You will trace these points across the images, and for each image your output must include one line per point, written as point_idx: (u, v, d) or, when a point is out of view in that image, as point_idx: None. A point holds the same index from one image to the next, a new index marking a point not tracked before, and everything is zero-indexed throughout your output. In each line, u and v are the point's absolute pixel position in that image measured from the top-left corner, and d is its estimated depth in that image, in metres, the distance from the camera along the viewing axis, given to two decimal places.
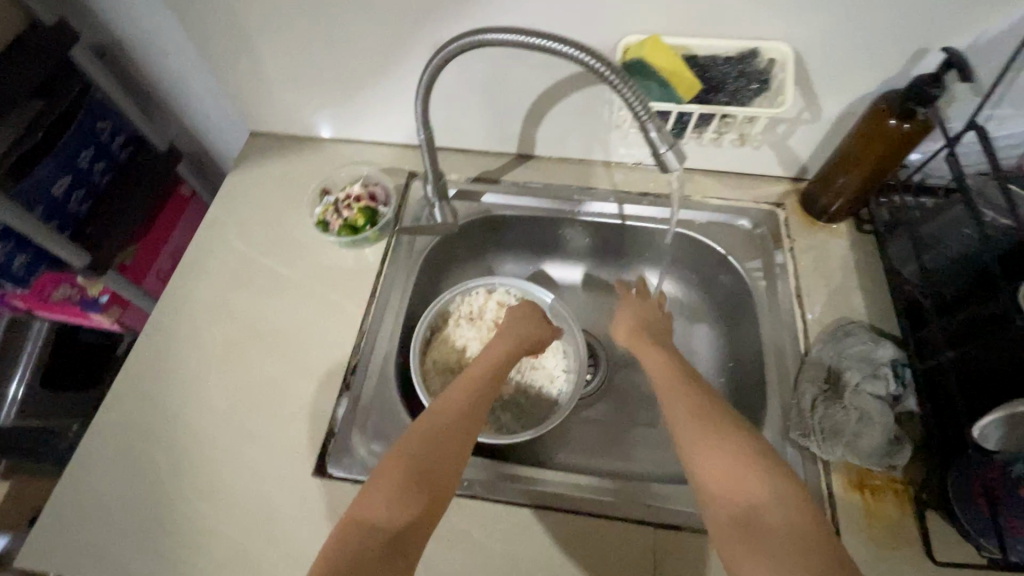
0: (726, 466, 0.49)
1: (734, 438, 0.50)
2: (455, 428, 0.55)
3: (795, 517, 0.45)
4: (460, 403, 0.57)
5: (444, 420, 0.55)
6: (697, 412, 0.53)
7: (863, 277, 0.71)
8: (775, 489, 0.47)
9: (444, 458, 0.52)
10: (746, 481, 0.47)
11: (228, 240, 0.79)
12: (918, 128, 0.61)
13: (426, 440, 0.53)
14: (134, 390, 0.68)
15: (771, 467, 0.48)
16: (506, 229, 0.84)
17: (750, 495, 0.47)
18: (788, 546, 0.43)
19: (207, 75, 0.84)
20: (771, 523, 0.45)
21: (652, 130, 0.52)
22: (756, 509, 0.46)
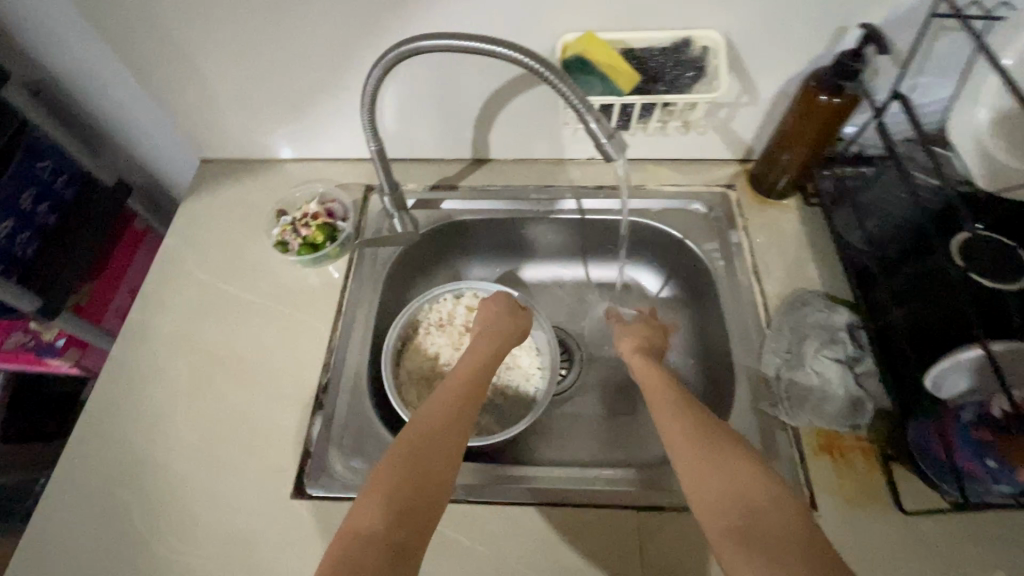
0: (725, 472, 0.50)
1: (733, 449, 0.52)
2: (446, 429, 0.54)
3: (793, 521, 0.45)
4: (447, 405, 0.57)
5: (434, 421, 0.55)
6: (694, 424, 0.55)
7: (814, 248, 0.74)
8: (774, 495, 0.48)
9: (440, 458, 0.51)
10: (744, 485, 0.49)
11: (186, 269, 0.78)
12: (846, 102, 0.64)
13: (418, 442, 0.52)
14: (98, 431, 0.65)
15: (770, 476, 0.49)
16: (469, 234, 0.85)
17: (749, 497, 0.48)
18: (785, 545, 0.43)
19: (150, 106, 0.83)
20: (769, 525, 0.45)
21: (592, 122, 0.54)
22: (753, 513, 0.47)
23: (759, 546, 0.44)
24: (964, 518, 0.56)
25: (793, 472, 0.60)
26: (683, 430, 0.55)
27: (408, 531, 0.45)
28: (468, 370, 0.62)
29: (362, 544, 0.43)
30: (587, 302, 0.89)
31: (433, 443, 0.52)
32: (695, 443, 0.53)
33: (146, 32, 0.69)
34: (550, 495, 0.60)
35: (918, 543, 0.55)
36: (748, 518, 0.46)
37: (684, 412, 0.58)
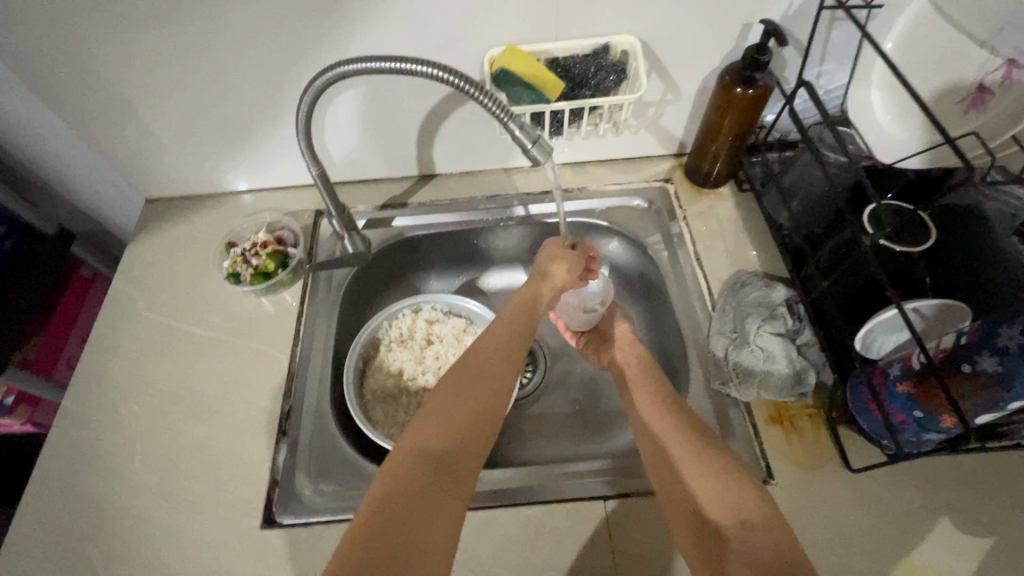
0: (717, 486, 0.51)
1: (727, 463, 0.52)
2: (493, 369, 0.58)
3: (780, 534, 0.45)
4: (487, 373, 0.58)
5: (479, 365, 0.58)
6: (689, 435, 0.56)
7: (750, 231, 0.78)
8: (764, 508, 0.48)
9: (486, 400, 0.55)
10: (735, 498, 0.49)
11: (136, 312, 0.77)
12: (760, 92, 0.68)
13: (466, 385, 0.56)
14: (52, 486, 0.63)
15: (758, 489, 0.50)
16: (422, 249, 0.86)
17: (741, 511, 0.48)
18: (773, 562, 0.43)
19: (86, 151, 0.81)
20: (757, 540, 0.45)
21: (516, 129, 0.56)
22: (745, 527, 0.47)
23: (748, 562, 0.44)
24: (907, 468, 0.60)
25: (748, 444, 0.62)
26: (678, 438, 0.56)
27: (460, 461, 0.50)
28: (503, 335, 0.62)
29: (417, 471, 0.48)
30: None
31: (479, 386, 0.56)
32: (690, 454, 0.54)
33: (75, 79, 0.68)
34: (520, 494, 0.62)
35: (867, 497, 0.58)
36: (739, 533, 0.47)
37: (678, 420, 0.59)
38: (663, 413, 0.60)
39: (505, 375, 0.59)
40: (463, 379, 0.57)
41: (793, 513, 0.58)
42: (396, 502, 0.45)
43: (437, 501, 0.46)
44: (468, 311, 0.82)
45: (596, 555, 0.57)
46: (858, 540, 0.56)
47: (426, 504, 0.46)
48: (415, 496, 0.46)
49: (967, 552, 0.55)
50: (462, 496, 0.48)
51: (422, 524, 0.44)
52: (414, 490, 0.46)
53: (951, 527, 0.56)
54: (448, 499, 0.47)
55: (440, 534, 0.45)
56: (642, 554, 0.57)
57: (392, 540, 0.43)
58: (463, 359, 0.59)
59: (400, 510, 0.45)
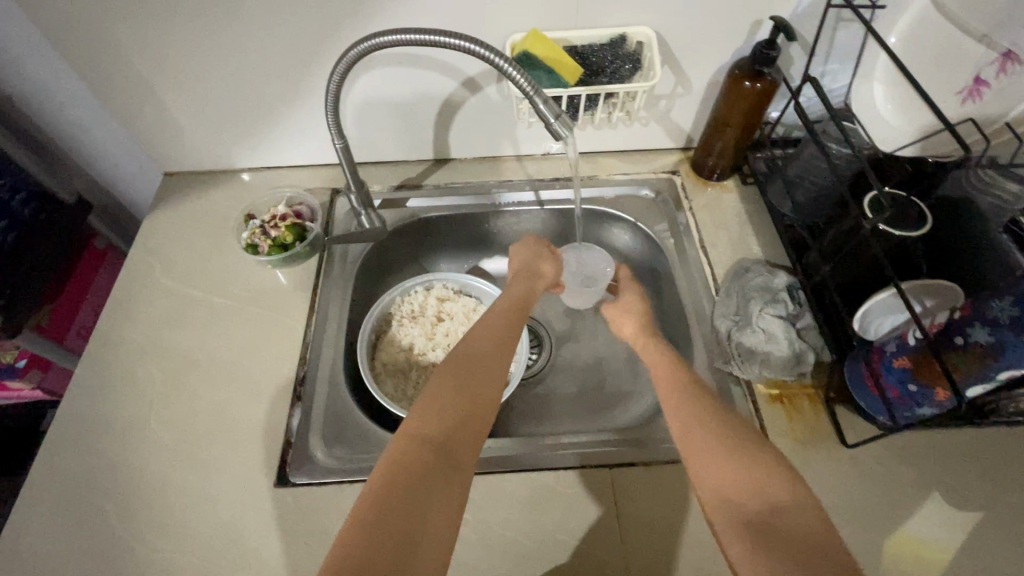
0: (743, 467, 0.49)
1: (753, 446, 0.51)
2: (491, 362, 0.59)
3: (815, 520, 0.45)
4: (483, 364, 0.58)
5: (478, 359, 0.59)
6: (712, 420, 0.54)
7: (754, 222, 0.81)
8: (794, 491, 0.47)
9: (482, 394, 0.56)
10: (761, 482, 0.48)
11: (154, 280, 0.78)
12: (768, 86, 0.71)
13: (465, 378, 0.56)
14: (67, 441, 0.64)
15: (785, 466, 0.49)
16: (435, 230, 0.88)
17: (770, 492, 0.47)
18: (810, 551, 0.43)
19: (110, 121, 0.83)
20: (787, 523, 0.45)
21: (540, 104, 0.58)
22: (772, 507, 0.47)
23: (778, 547, 0.44)
24: (901, 445, 0.62)
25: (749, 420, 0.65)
26: (698, 426, 0.54)
27: (460, 451, 0.50)
28: (495, 329, 0.64)
29: (419, 463, 0.48)
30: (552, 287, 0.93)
31: (475, 380, 0.56)
32: (715, 442, 0.52)
33: (106, 49, 0.70)
34: (529, 461, 0.63)
35: (862, 472, 0.61)
36: (768, 518, 0.46)
37: (698, 403, 0.56)
38: (682, 395, 0.58)
39: (498, 368, 0.59)
40: (461, 368, 0.57)
41: None
42: (397, 491, 0.45)
43: (438, 489, 0.46)
44: (478, 290, 0.84)
45: (602, 518, 0.59)
46: (854, 511, 0.59)
47: (426, 489, 0.46)
48: (417, 483, 0.46)
49: (956, 525, 0.57)
50: (462, 483, 0.48)
51: (425, 517, 0.44)
52: (417, 478, 0.46)
53: (941, 501, 0.59)
54: (447, 490, 0.47)
55: (440, 524, 0.45)
56: (645, 519, 0.59)
57: (396, 526, 0.43)
58: (460, 354, 0.59)
59: (402, 496, 0.45)
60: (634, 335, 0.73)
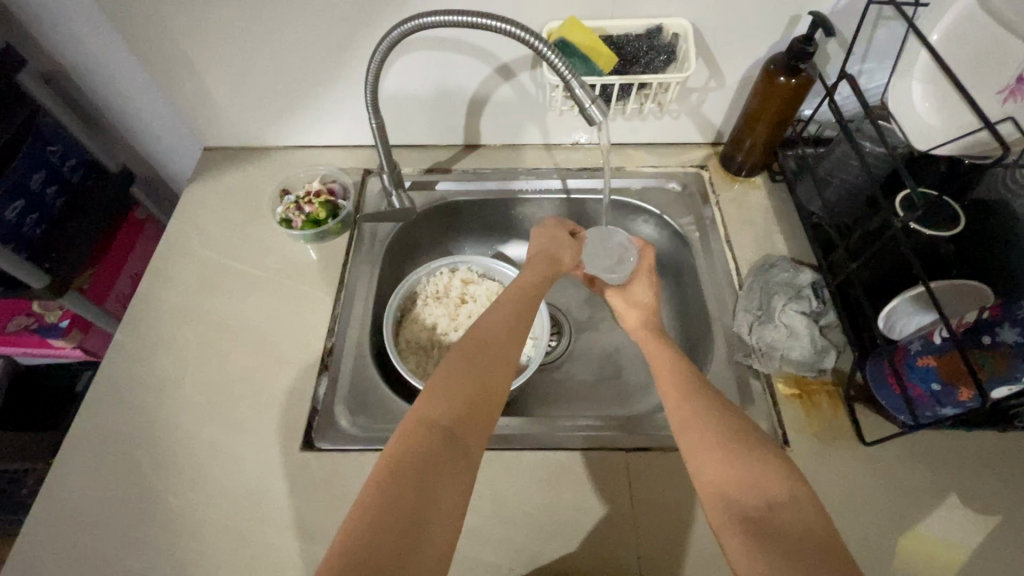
0: (745, 465, 0.49)
1: (753, 442, 0.51)
2: (500, 348, 0.58)
3: (812, 516, 0.45)
4: (491, 351, 0.57)
5: (489, 346, 0.58)
6: (713, 415, 0.54)
7: (780, 219, 0.81)
8: (793, 492, 0.47)
9: (493, 382, 0.55)
10: (759, 478, 0.48)
11: (192, 249, 0.81)
12: (802, 82, 0.71)
13: (476, 365, 0.55)
14: (107, 396, 0.68)
15: (783, 464, 0.49)
16: (461, 214, 0.90)
17: (768, 489, 0.47)
18: (806, 546, 0.43)
19: (155, 95, 0.86)
20: (783, 522, 0.45)
21: (577, 88, 0.59)
22: (770, 505, 0.47)
23: (776, 543, 0.44)
24: (920, 445, 0.62)
25: (766, 413, 0.65)
26: (699, 422, 0.53)
27: (468, 439, 0.49)
28: (505, 316, 0.63)
29: (427, 450, 0.47)
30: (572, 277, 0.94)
31: (483, 365, 0.56)
32: (716, 438, 0.52)
33: (157, 24, 0.73)
34: (549, 440, 0.65)
35: (878, 469, 0.61)
36: (764, 514, 0.46)
37: (701, 399, 0.56)
38: (687, 391, 0.57)
39: (511, 355, 0.58)
40: (470, 353, 0.57)
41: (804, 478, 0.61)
42: (405, 476, 0.45)
43: (448, 474, 0.46)
44: (504, 276, 0.86)
45: (616, 499, 0.60)
46: (868, 507, 0.59)
47: (436, 474, 0.45)
48: (426, 468, 0.46)
49: (972, 526, 0.57)
50: (473, 469, 0.48)
51: (431, 503, 0.44)
52: (426, 464, 0.46)
53: (958, 503, 0.59)
54: (454, 477, 0.46)
55: (448, 511, 0.44)
56: (658, 502, 0.60)
57: (405, 510, 0.42)
58: (471, 340, 0.58)
59: (411, 482, 0.44)
60: (635, 327, 0.75)
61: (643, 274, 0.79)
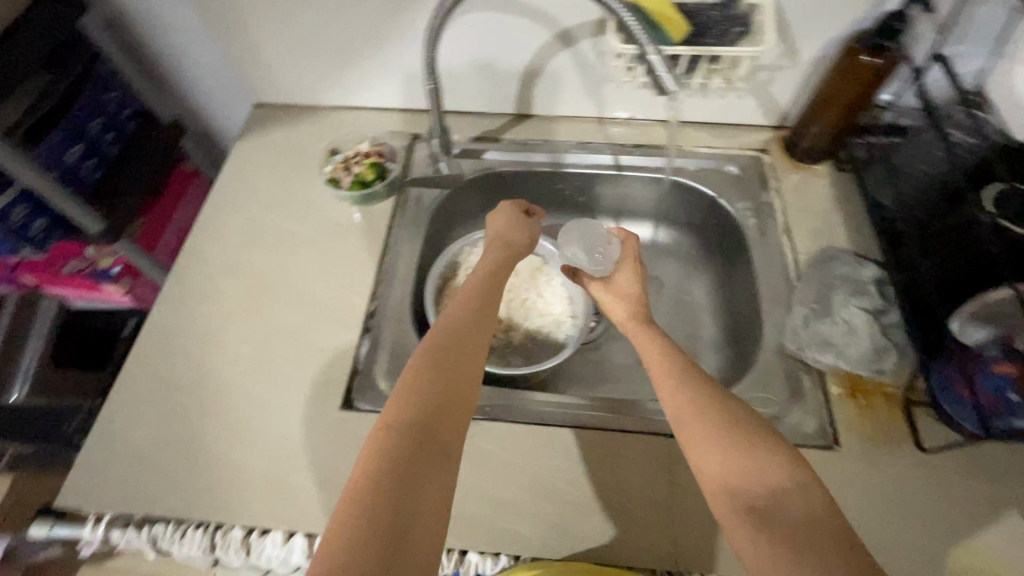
0: (744, 454, 0.46)
1: (750, 428, 0.48)
2: (473, 326, 0.56)
3: (819, 503, 0.43)
4: (463, 329, 0.55)
5: (462, 330, 0.55)
6: (709, 404, 0.50)
7: (845, 210, 0.77)
8: (796, 480, 0.44)
9: (467, 369, 0.52)
10: (761, 465, 0.45)
11: (240, 204, 0.81)
12: (888, 63, 0.66)
13: (448, 353, 0.52)
14: (157, 342, 0.69)
15: (784, 448, 0.47)
16: (507, 185, 0.88)
17: (771, 475, 0.45)
18: (813, 536, 0.41)
19: (210, 47, 0.86)
20: (791, 512, 0.43)
21: (652, 55, 0.57)
22: (775, 494, 0.44)
23: (782, 531, 0.42)
24: (981, 456, 0.59)
25: (816, 409, 0.63)
26: (694, 411, 0.50)
27: (449, 422, 0.47)
28: (477, 294, 0.61)
29: (405, 443, 0.44)
30: None
31: (457, 343, 0.53)
32: (714, 426, 0.48)
33: None
34: (588, 420, 0.64)
35: (933, 477, 0.58)
36: (770, 502, 0.44)
37: (697, 386, 0.52)
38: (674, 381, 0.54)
39: (485, 333, 0.56)
40: (442, 332, 0.54)
41: (852, 479, 0.59)
42: (387, 462, 0.42)
43: (431, 456, 0.44)
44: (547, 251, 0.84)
45: (653, 484, 0.59)
46: (919, 515, 0.56)
47: (419, 458, 0.43)
48: (408, 451, 0.43)
49: None
50: (456, 448, 0.46)
51: (417, 498, 0.41)
52: (407, 447, 0.44)
53: (1019, 519, 0.56)
54: (437, 460, 0.44)
55: (436, 495, 0.42)
56: (698, 491, 0.59)
57: (390, 495, 0.40)
58: (443, 325, 0.55)
59: (395, 467, 0.42)
60: (624, 320, 0.67)
61: (626, 261, 0.72)
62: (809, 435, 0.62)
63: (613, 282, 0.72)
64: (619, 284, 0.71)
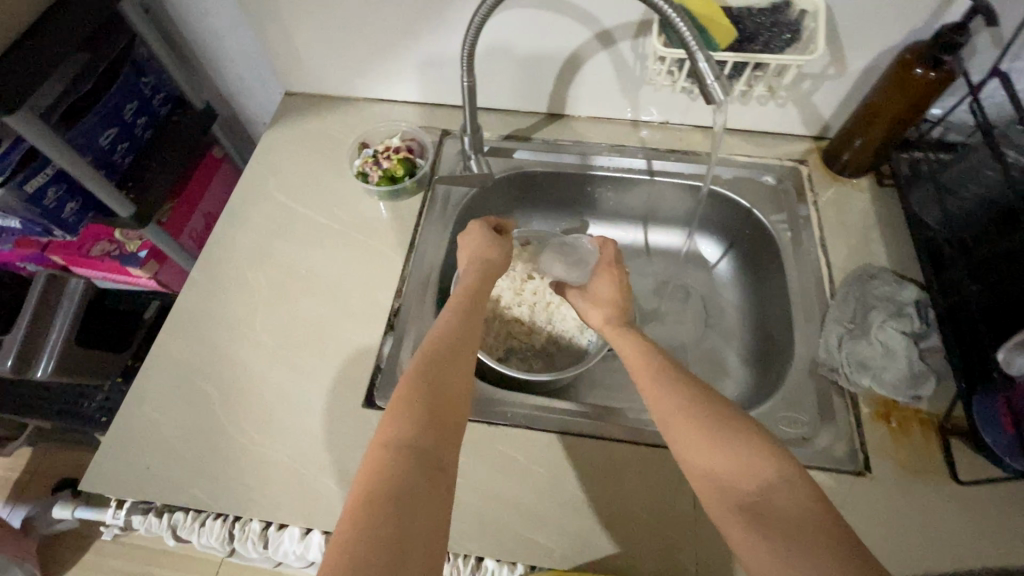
0: (730, 451, 0.46)
1: (729, 421, 0.49)
2: (462, 334, 0.58)
3: (808, 496, 0.43)
4: (451, 336, 0.57)
5: (444, 347, 0.55)
6: (688, 406, 0.51)
7: (884, 227, 0.74)
8: (782, 473, 0.45)
9: (450, 387, 0.52)
10: (747, 460, 0.46)
11: (269, 193, 0.81)
12: (942, 78, 0.63)
13: (431, 372, 0.52)
14: (184, 328, 0.70)
15: (769, 442, 0.47)
16: (536, 186, 0.86)
17: (757, 469, 0.45)
18: (805, 526, 0.41)
19: (244, 34, 0.85)
20: (781, 506, 0.43)
21: (702, 61, 0.54)
22: (764, 488, 0.44)
23: (774, 524, 0.42)
24: (1020, 492, 0.57)
25: (847, 432, 0.61)
26: (677, 412, 0.51)
27: (444, 427, 0.48)
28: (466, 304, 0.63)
29: (396, 462, 0.44)
30: (641, 263, 0.91)
31: (446, 350, 0.55)
32: (695, 427, 0.49)
33: None
34: (612, 431, 0.63)
35: (970, 510, 0.56)
36: (759, 497, 0.44)
37: (677, 388, 0.53)
38: (651, 385, 0.55)
39: (474, 340, 0.58)
40: (432, 341, 0.56)
41: (883, 507, 0.57)
42: (386, 465, 0.44)
43: (428, 459, 0.45)
44: None
45: (676, 499, 0.58)
46: (954, 549, 0.54)
47: (417, 462, 0.45)
48: (405, 454, 0.45)
49: None
50: (451, 448, 0.48)
51: (413, 514, 0.41)
52: (405, 451, 0.45)
53: None
54: (434, 463, 0.45)
55: (437, 496, 0.43)
56: None
57: (392, 495, 0.41)
58: (427, 345, 0.56)
59: (395, 469, 0.43)
60: (602, 325, 0.70)
61: (606, 268, 0.74)
62: (838, 458, 0.60)
63: (591, 290, 0.74)
64: (598, 292, 0.73)
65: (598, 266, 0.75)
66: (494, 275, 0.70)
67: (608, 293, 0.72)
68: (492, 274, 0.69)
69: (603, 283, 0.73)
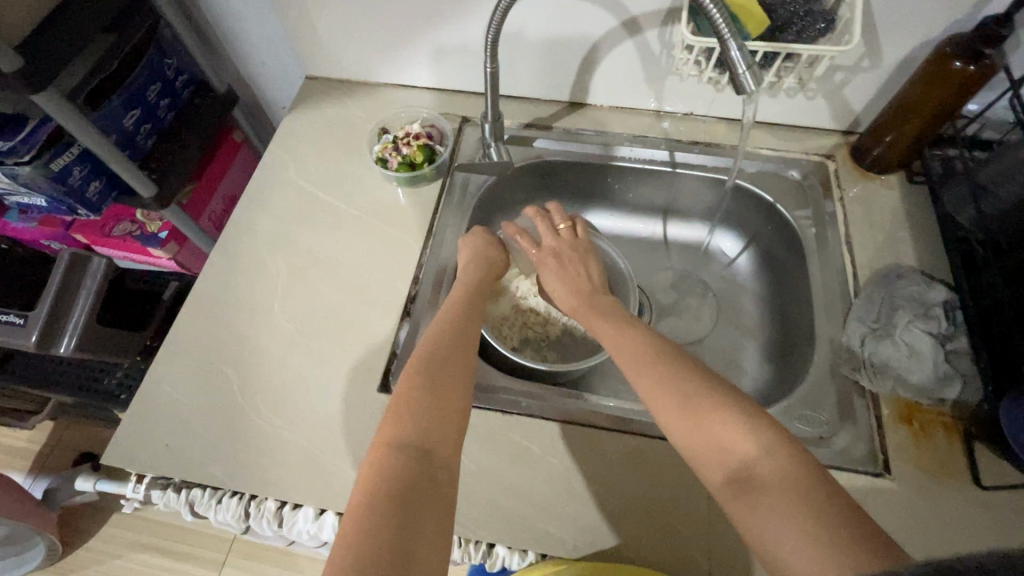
0: (709, 429, 0.47)
1: (703, 395, 0.49)
2: (460, 329, 0.58)
3: (790, 465, 0.43)
4: (448, 330, 0.58)
5: (441, 345, 0.56)
6: (665, 384, 0.51)
7: (913, 225, 0.72)
8: (763, 446, 0.45)
9: (450, 378, 0.52)
10: (726, 436, 0.46)
11: (289, 178, 0.81)
12: (982, 71, 0.61)
13: (427, 366, 0.53)
14: (205, 310, 0.70)
15: (747, 414, 0.47)
16: (556, 175, 0.85)
17: (737, 445, 0.45)
18: (791, 496, 0.41)
19: (267, 17, 0.85)
20: (766, 477, 0.43)
21: (734, 50, 0.53)
22: (750, 461, 0.44)
23: (761, 496, 0.42)
24: None
25: (869, 435, 0.60)
26: (659, 393, 0.51)
27: (446, 421, 0.49)
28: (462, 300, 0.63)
29: (397, 462, 0.44)
30: (659, 257, 0.90)
31: (443, 343, 0.56)
32: (675, 406, 0.49)
33: None
34: (627, 424, 0.62)
35: (995, 517, 0.55)
36: (745, 468, 0.44)
37: (657, 368, 0.52)
38: (632, 368, 0.54)
39: (471, 334, 0.59)
40: (429, 338, 0.57)
41: (904, 511, 0.56)
42: (388, 458, 0.44)
43: (429, 451, 0.46)
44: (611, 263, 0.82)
45: (690, 494, 0.58)
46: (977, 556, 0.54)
47: (419, 454, 0.45)
48: (406, 446, 0.45)
49: None
50: (452, 440, 0.48)
51: (417, 510, 0.41)
52: (406, 444, 0.46)
53: None
54: (438, 455, 0.46)
55: (442, 490, 0.44)
56: None
57: (393, 487, 0.42)
58: (425, 339, 0.57)
59: (397, 460, 0.44)
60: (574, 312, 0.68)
61: (545, 261, 0.73)
62: (859, 459, 0.59)
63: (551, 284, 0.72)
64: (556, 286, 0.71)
65: (553, 253, 0.74)
66: (495, 276, 0.71)
67: (560, 285, 0.70)
68: (490, 274, 0.69)
69: (554, 279, 0.71)
